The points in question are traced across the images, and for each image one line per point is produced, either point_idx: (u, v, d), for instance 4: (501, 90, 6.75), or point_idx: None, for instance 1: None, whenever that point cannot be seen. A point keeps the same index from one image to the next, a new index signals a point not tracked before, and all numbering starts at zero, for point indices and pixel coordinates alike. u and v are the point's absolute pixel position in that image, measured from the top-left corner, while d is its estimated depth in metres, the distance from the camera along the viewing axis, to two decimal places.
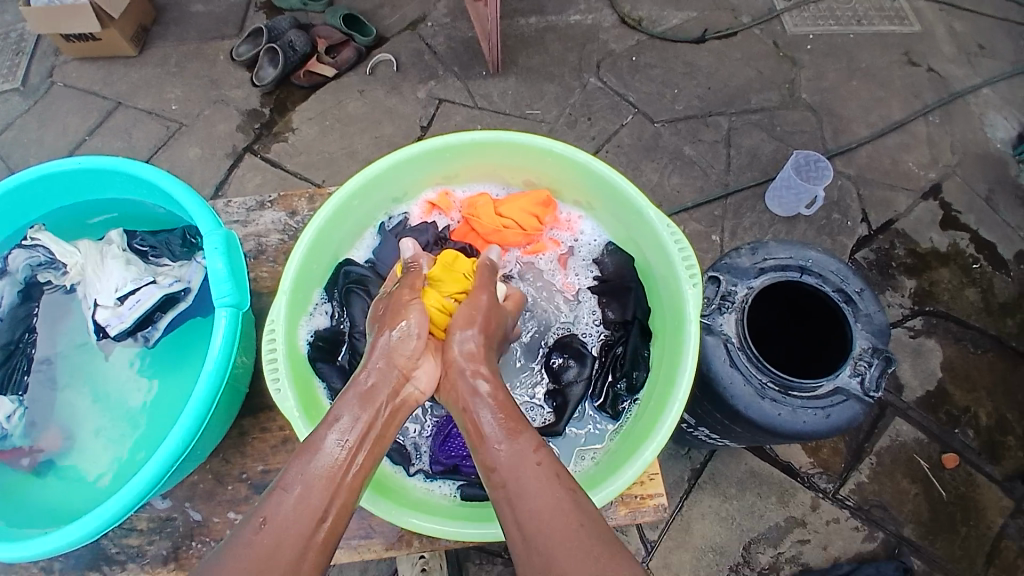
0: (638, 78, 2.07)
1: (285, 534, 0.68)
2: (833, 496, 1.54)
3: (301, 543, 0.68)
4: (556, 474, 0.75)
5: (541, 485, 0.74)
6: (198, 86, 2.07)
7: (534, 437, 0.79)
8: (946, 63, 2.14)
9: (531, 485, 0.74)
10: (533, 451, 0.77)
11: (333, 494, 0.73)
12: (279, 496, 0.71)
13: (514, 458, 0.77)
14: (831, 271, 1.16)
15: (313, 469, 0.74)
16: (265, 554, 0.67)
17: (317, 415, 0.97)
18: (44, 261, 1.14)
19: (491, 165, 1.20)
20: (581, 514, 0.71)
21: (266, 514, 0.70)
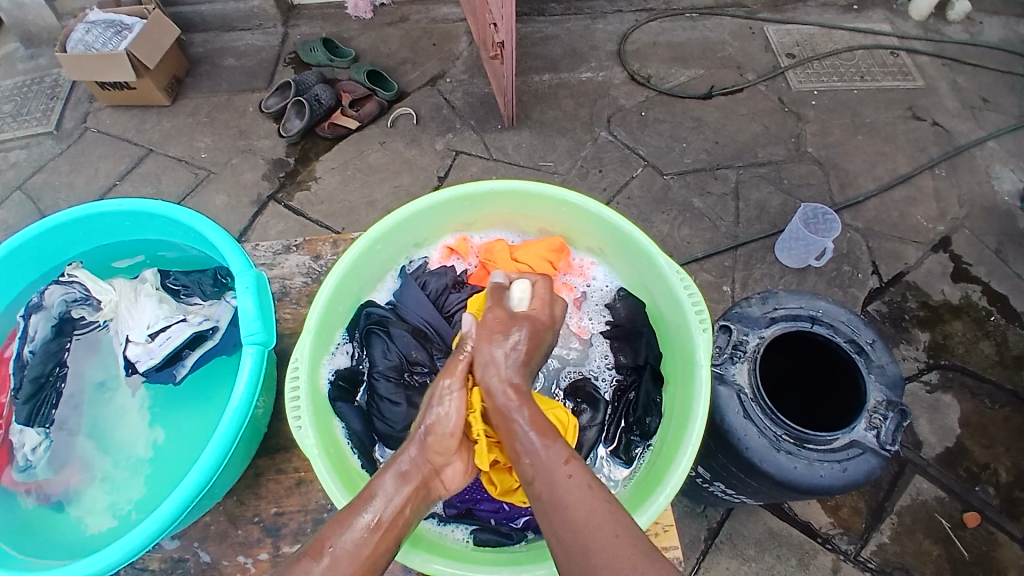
0: (648, 133, 2.15)
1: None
2: (855, 559, 1.50)
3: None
4: (593, 484, 0.76)
5: (574, 499, 0.74)
6: (226, 136, 2.17)
7: (565, 449, 0.81)
8: (950, 117, 2.20)
9: (565, 494, 0.75)
10: (563, 463, 0.78)
11: (355, 569, 0.72)
12: (305, 565, 0.71)
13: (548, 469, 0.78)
14: (841, 322, 1.18)
15: (345, 544, 0.73)
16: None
17: (355, 486, 0.97)
18: (79, 297, 1.19)
19: (509, 214, 1.24)
20: (619, 525, 0.72)
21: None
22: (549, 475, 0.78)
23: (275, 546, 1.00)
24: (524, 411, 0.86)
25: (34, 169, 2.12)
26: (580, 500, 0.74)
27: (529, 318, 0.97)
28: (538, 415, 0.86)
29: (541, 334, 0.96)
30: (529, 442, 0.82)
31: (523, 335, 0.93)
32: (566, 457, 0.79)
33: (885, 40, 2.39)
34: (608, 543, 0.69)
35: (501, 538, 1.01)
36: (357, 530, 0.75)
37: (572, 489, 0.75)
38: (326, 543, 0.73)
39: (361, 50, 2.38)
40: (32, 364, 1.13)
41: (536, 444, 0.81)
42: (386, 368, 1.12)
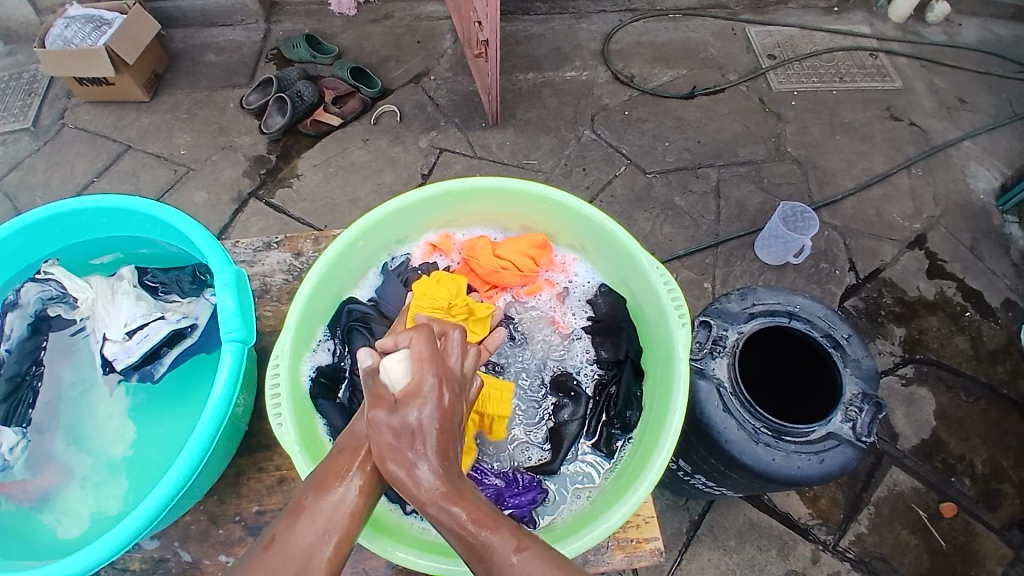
0: (631, 131, 2.16)
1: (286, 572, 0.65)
2: (834, 548, 1.53)
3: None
4: (549, 575, 0.65)
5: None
6: (207, 133, 2.15)
7: (511, 534, 0.67)
8: (926, 117, 2.25)
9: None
10: (514, 552, 0.66)
11: (337, 530, 0.69)
12: (283, 531, 0.68)
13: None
14: (818, 317, 1.21)
15: (325, 505, 0.70)
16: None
17: (321, 460, 0.97)
18: (55, 294, 1.18)
19: (491, 211, 1.25)
20: None
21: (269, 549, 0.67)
22: (500, 575, 0.65)
23: None
24: (456, 505, 0.68)
25: (9, 167, 2.08)
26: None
27: (423, 394, 0.72)
28: (474, 501, 0.69)
29: (442, 408, 0.72)
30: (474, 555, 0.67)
31: (426, 413, 0.71)
32: (515, 546, 0.67)
33: (863, 41, 2.44)
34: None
35: None
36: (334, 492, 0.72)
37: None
38: (300, 508, 0.70)
39: (344, 47, 2.37)
40: (8, 362, 1.14)
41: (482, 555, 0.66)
42: None
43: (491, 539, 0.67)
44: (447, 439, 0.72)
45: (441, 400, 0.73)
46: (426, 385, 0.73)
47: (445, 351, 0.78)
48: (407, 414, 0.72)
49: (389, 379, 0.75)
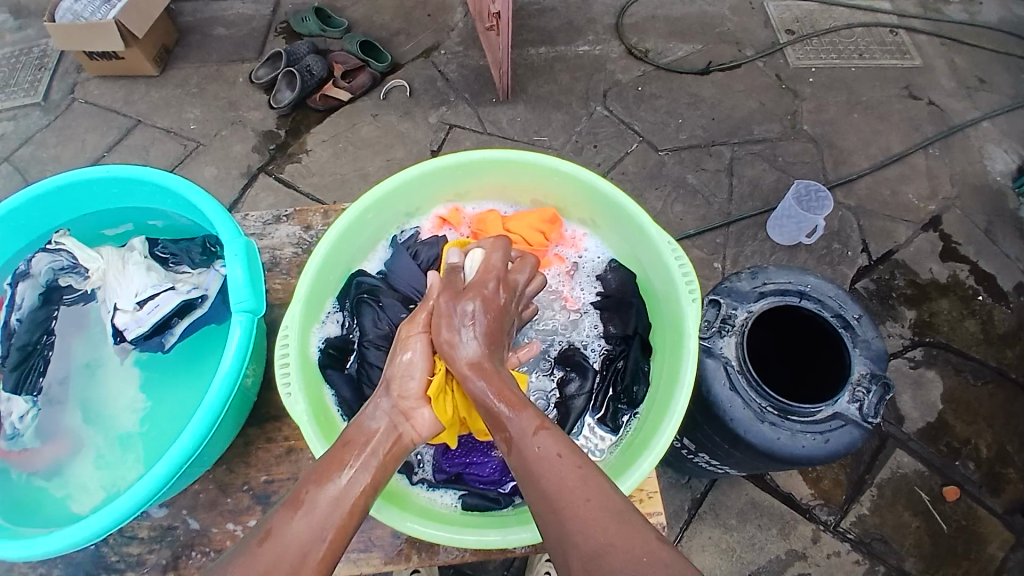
0: (644, 108, 2.13)
1: (285, 546, 0.69)
2: (835, 529, 1.54)
3: (302, 554, 0.69)
4: (564, 452, 0.76)
5: (552, 459, 0.75)
6: (216, 107, 2.14)
7: (535, 416, 0.81)
8: (945, 96, 2.19)
9: (540, 466, 0.75)
10: (533, 432, 0.79)
11: (335, 521, 0.72)
12: (282, 510, 0.72)
13: (518, 440, 0.79)
14: (830, 296, 1.19)
15: (325, 495, 0.74)
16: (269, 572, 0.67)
17: (333, 436, 0.99)
18: (66, 265, 1.18)
19: (501, 185, 1.24)
20: (590, 490, 0.72)
21: (270, 524, 0.71)
22: (520, 443, 0.79)
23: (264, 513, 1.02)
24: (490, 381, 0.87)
25: (21, 141, 2.09)
26: (549, 467, 0.75)
27: (483, 282, 0.99)
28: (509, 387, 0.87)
29: (494, 302, 0.98)
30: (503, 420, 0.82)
31: (482, 296, 0.97)
32: (536, 425, 0.80)
33: (884, 17, 2.37)
34: (582, 513, 0.70)
35: (489, 503, 1.03)
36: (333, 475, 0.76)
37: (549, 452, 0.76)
38: (299, 491, 0.74)
39: (354, 21, 2.34)
40: (19, 332, 1.14)
41: (508, 420, 0.82)
42: (376, 337, 1.12)
43: (517, 414, 0.82)
44: (496, 326, 0.96)
45: (495, 297, 0.99)
46: (487, 282, 1.00)
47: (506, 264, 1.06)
48: (466, 305, 0.95)
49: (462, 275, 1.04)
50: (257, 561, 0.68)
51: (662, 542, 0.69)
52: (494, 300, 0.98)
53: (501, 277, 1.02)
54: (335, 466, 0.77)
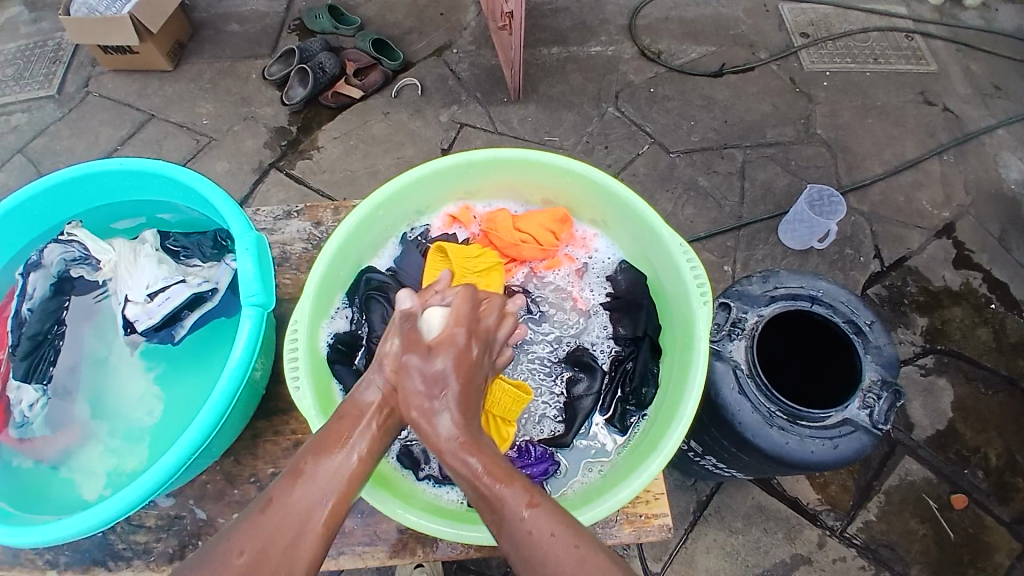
0: (656, 109, 2.12)
1: (289, 523, 0.69)
2: (841, 534, 1.52)
3: (305, 532, 0.69)
4: (557, 531, 0.70)
5: (545, 543, 0.69)
6: (229, 103, 2.15)
7: (525, 490, 0.73)
8: (960, 103, 2.17)
9: (533, 550, 0.70)
10: (524, 508, 0.71)
11: (335, 494, 0.72)
12: (284, 484, 0.72)
13: (510, 526, 0.71)
14: (841, 301, 1.18)
15: (324, 469, 0.73)
16: (273, 548, 0.68)
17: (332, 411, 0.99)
18: (78, 256, 1.19)
19: (511, 183, 1.23)
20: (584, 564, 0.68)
21: (272, 499, 0.71)
22: (508, 519, 0.71)
23: None
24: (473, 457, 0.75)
25: (35, 133, 2.11)
26: (541, 529, 0.70)
27: (451, 342, 0.82)
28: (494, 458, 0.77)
29: (466, 359, 0.82)
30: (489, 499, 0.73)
31: (449, 360, 0.81)
32: (527, 501, 0.72)
33: (899, 22, 2.34)
34: None
35: None
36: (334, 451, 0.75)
37: (541, 533, 0.70)
38: (301, 467, 0.74)
39: (367, 18, 2.34)
40: (31, 321, 1.14)
41: (498, 499, 0.73)
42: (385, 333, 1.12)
43: (506, 492, 0.73)
44: (467, 390, 0.81)
45: (470, 353, 0.83)
46: (458, 337, 0.83)
47: (477, 312, 0.88)
48: (435, 364, 0.81)
49: (425, 327, 0.85)
50: (261, 536, 0.68)
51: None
52: (467, 356, 0.83)
53: (474, 328, 0.85)
54: (336, 441, 0.76)
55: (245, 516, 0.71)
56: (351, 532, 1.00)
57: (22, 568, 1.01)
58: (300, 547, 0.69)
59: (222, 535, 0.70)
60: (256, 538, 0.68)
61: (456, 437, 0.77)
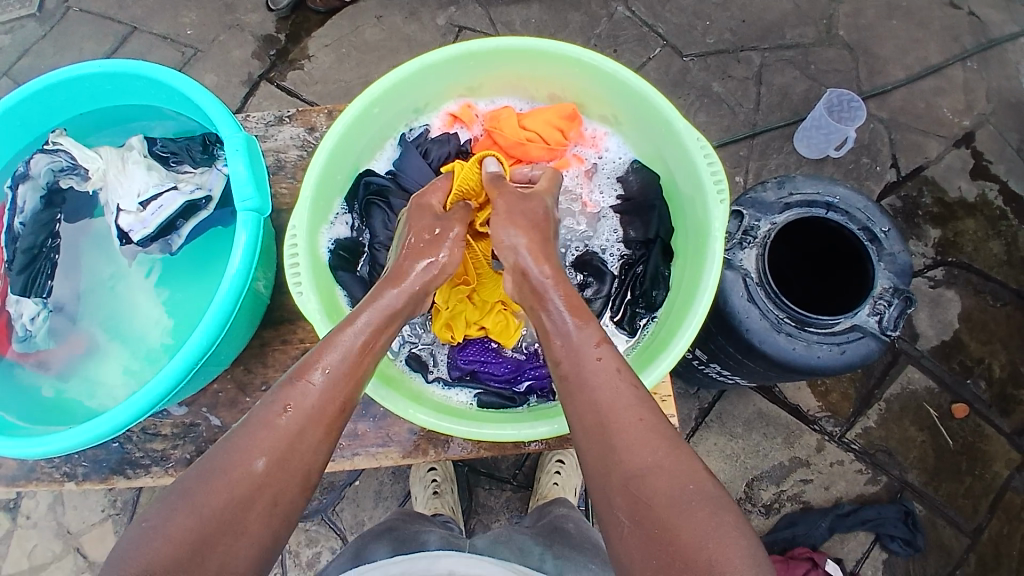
0: (669, 8, 1.96)
1: (308, 426, 0.72)
2: (839, 439, 1.57)
3: (320, 436, 0.72)
4: (623, 368, 0.76)
5: (600, 381, 0.75)
6: (212, 10, 2.00)
7: (599, 330, 0.79)
8: (982, 7, 1.97)
9: (595, 380, 0.75)
10: (596, 346, 0.77)
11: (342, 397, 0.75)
12: (302, 386, 0.73)
13: (576, 353, 0.77)
14: (858, 209, 1.14)
15: (337, 365, 0.76)
16: (291, 451, 0.70)
17: (338, 317, 0.99)
18: (66, 166, 1.13)
19: (516, 77, 1.15)
20: (642, 409, 0.73)
21: (290, 400, 0.72)
22: (576, 352, 0.77)
23: None
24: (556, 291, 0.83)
25: (19, 54, 1.98)
26: (607, 377, 0.75)
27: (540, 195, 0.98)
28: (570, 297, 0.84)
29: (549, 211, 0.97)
30: (561, 323, 0.80)
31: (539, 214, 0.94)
32: (599, 339, 0.78)
33: None
34: (632, 430, 0.71)
35: (504, 401, 1.05)
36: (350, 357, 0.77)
37: (597, 373, 0.75)
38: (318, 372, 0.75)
39: None
40: (24, 235, 1.12)
41: (569, 325, 0.79)
42: (387, 239, 1.10)
43: (584, 326, 0.79)
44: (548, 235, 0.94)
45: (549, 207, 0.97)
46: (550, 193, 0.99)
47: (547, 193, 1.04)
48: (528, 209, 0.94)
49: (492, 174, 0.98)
50: (280, 438, 0.70)
51: (708, 474, 0.70)
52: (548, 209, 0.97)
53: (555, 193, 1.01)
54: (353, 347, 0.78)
55: (258, 415, 0.72)
56: (365, 435, 1.01)
57: (40, 481, 1.04)
58: (316, 449, 0.72)
59: (234, 432, 0.71)
60: (275, 439, 0.70)
61: (547, 264, 0.87)
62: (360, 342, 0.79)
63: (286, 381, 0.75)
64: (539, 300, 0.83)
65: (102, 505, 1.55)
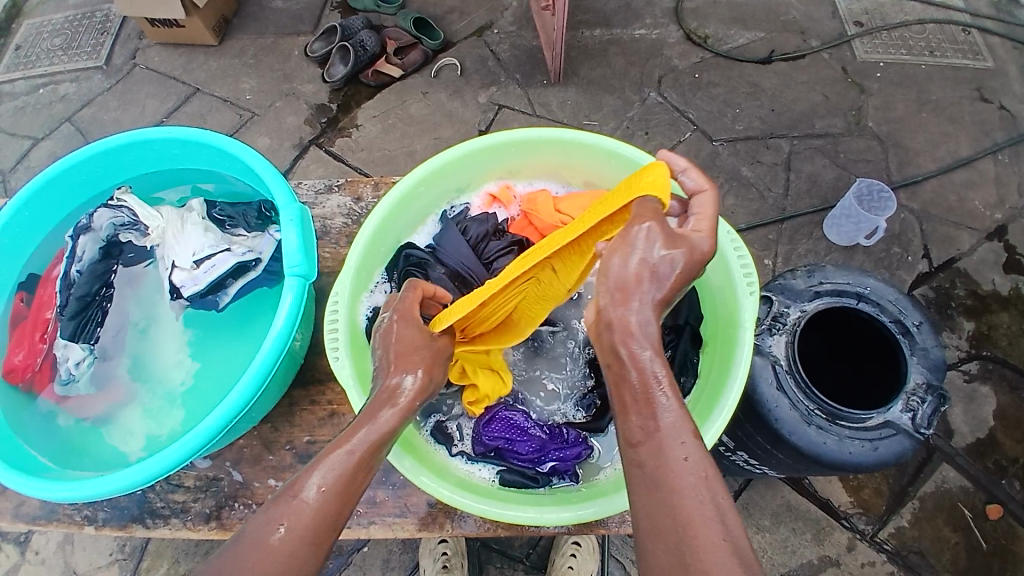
0: (700, 96, 2.06)
1: (302, 544, 0.68)
2: (871, 538, 1.49)
3: (314, 556, 0.68)
4: (709, 475, 0.67)
5: (683, 484, 0.67)
6: (271, 79, 2.16)
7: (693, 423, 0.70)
8: (1017, 102, 2.03)
9: (677, 478, 0.67)
10: (682, 441, 0.69)
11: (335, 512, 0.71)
12: (296, 502, 0.70)
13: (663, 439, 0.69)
14: (889, 301, 1.13)
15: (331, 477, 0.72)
16: (283, 573, 0.65)
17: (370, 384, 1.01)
18: (127, 221, 1.20)
19: (554, 163, 1.21)
20: (726, 529, 0.64)
21: (285, 519, 0.69)
22: (659, 438, 0.70)
23: None
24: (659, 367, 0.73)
25: (82, 103, 2.16)
26: (688, 482, 0.67)
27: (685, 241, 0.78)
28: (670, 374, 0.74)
29: (697, 254, 0.78)
30: (653, 406, 0.71)
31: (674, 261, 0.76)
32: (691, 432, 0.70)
33: (955, 14, 2.18)
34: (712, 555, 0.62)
35: (527, 480, 1.04)
36: (343, 469, 0.73)
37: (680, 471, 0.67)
38: (311, 492, 0.71)
39: None
40: (79, 283, 1.17)
41: (665, 410, 0.71)
42: None
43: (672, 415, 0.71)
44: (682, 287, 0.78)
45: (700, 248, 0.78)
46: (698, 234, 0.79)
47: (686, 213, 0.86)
48: (661, 253, 0.76)
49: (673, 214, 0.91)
50: (271, 561, 0.66)
51: None
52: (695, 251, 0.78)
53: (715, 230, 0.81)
54: (351, 462, 0.74)
55: (251, 533, 0.68)
56: (383, 503, 1.01)
57: (60, 522, 1.05)
58: (308, 568, 0.67)
59: (225, 551, 0.68)
60: (268, 561, 0.66)
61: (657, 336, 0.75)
62: (354, 455, 0.75)
63: (280, 498, 0.71)
64: (632, 370, 0.73)
65: (111, 548, 1.54)
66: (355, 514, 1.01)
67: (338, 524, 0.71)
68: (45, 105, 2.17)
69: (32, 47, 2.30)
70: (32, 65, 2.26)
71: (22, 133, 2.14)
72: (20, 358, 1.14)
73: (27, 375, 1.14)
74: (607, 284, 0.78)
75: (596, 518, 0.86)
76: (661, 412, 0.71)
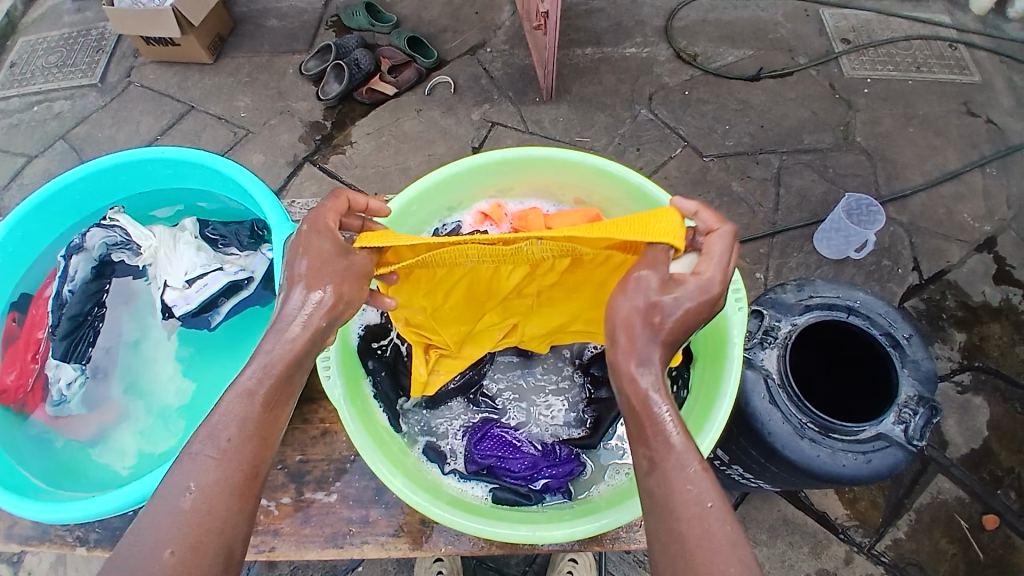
0: (690, 112, 2.09)
1: (220, 500, 0.68)
2: (869, 552, 1.49)
3: (234, 505, 0.69)
4: (715, 503, 0.68)
5: (689, 513, 0.67)
6: (266, 97, 2.18)
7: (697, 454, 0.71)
8: (1003, 115, 2.07)
9: (684, 507, 0.68)
10: (689, 470, 0.70)
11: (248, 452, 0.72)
12: (201, 460, 0.70)
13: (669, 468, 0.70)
14: (879, 313, 1.14)
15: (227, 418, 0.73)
16: (202, 530, 0.66)
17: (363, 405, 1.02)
18: (119, 240, 1.20)
19: (544, 181, 1.22)
20: (733, 554, 0.65)
21: (192, 478, 0.69)
22: (665, 468, 0.70)
23: (298, 491, 1.03)
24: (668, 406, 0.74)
25: (77, 121, 2.17)
26: (699, 511, 0.68)
27: (691, 281, 0.78)
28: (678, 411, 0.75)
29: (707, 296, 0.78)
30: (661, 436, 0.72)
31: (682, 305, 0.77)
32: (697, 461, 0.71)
33: (940, 31, 2.23)
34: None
35: (519, 497, 1.03)
36: (246, 414, 0.73)
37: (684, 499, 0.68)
38: (211, 444, 0.71)
39: (403, 16, 2.34)
40: (71, 302, 1.17)
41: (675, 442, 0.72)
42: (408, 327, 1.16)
43: (677, 445, 0.71)
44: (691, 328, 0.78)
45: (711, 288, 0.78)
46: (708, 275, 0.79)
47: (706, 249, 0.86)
48: (664, 297, 0.77)
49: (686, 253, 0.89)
50: (187, 521, 0.66)
51: None
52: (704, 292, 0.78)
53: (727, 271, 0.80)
54: (249, 403, 0.74)
55: (161, 497, 0.68)
56: (376, 522, 1.01)
57: (51, 544, 1.04)
58: (232, 520, 0.68)
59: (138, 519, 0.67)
60: (186, 526, 0.66)
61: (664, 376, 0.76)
62: (256, 398, 0.75)
63: (184, 459, 0.71)
64: (641, 409, 0.74)
65: (100, 570, 1.52)
66: (348, 534, 1.00)
67: (258, 472, 0.72)
68: (39, 122, 2.18)
69: (27, 65, 2.31)
70: (26, 83, 2.27)
71: (16, 151, 2.14)
72: (12, 378, 1.14)
73: (19, 395, 1.13)
74: (611, 326, 0.79)
75: (592, 533, 0.86)
76: (666, 445, 0.71)
